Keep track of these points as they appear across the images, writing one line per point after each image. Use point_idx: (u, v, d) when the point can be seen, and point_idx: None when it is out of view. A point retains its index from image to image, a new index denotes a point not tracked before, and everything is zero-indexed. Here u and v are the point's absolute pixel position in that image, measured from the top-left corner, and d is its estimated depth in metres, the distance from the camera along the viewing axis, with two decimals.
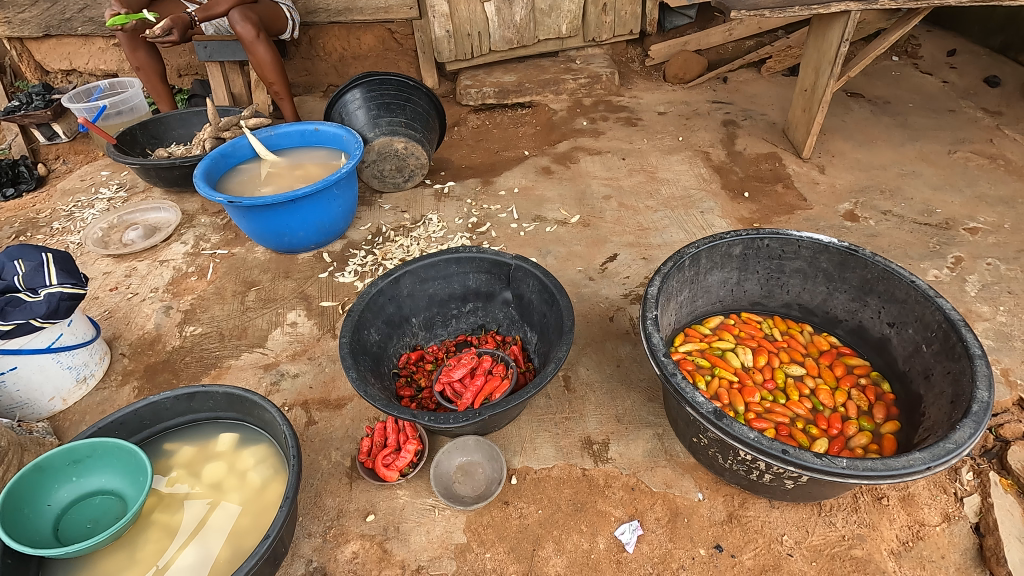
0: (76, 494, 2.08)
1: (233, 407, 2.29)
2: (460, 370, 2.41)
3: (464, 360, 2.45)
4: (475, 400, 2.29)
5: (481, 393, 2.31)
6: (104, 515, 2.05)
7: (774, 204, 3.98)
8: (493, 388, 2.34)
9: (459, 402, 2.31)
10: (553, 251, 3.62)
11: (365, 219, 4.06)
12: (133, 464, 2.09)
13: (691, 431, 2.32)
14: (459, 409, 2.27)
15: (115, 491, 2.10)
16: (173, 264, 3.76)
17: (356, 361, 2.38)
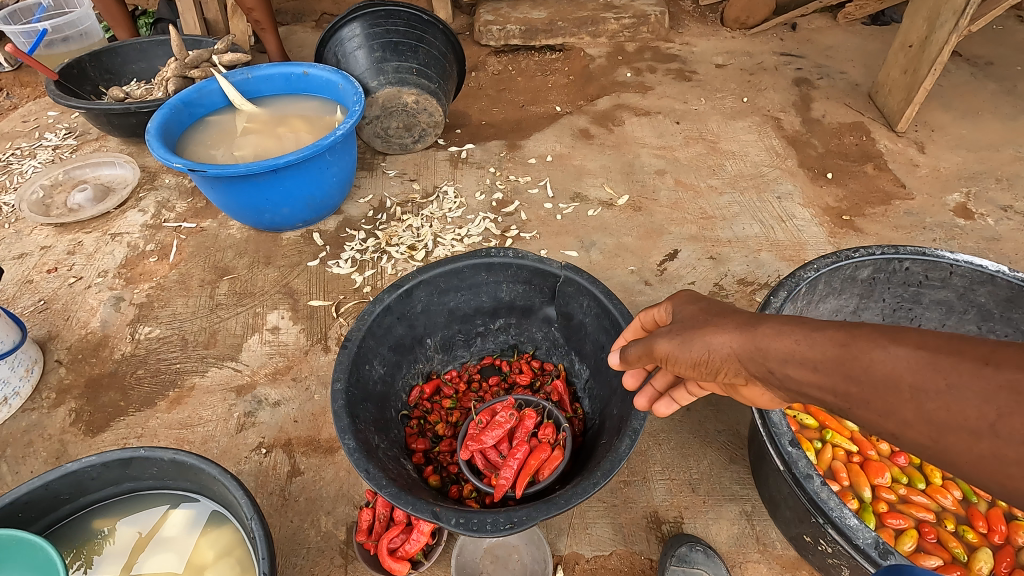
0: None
1: (185, 477, 1.67)
2: (495, 435, 1.79)
3: (498, 417, 1.83)
4: (518, 481, 1.69)
5: (528, 473, 1.70)
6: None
7: (864, 189, 3.27)
8: (540, 463, 1.75)
9: (495, 481, 1.71)
10: (598, 244, 2.94)
11: (365, 188, 3.33)
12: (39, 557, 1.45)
13: (802, 527, 1.72)
14: (495, 495, 1.67)
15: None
16: (128, 240, 3.06)
17: (354, 420, 1.73)
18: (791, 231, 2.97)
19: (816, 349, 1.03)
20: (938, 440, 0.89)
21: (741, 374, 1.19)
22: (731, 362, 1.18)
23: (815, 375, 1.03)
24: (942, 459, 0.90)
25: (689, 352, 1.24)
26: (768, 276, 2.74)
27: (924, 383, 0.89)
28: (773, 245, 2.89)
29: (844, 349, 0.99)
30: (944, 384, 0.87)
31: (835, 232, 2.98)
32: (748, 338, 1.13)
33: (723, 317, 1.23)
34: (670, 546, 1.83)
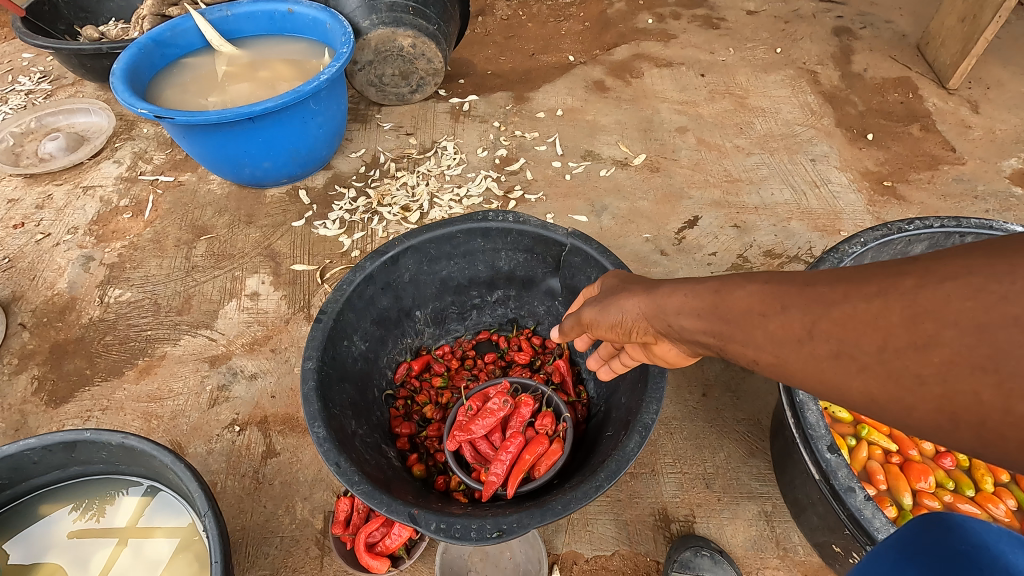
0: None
1: (137, 462, 1.49)
2: (485, 424, 1.61)
3: (489, 404, 1.65)
4: (509, 478, 1.50)
5: (521, 469, 1.51)
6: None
7: (909, 152, 2.94)
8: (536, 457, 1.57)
9: (484, 477, 1.53)
10: (610, 208, 2.68)
11: (357, 142, 3.05)
12: None
13: (831, 536, 1.52)
14: (484, 494, 1.49)
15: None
16: (101, 193, 2.83)
17: (325, 404, 1.52)
18: (825, 198, 2.67)
19: (700, 296, 0.95)
20: (775, 355, 0.81)
21: (650, 333, 1.11)
22: (640, 324, 1.11)
23: (698, 322, 0.95)
24: (781, 372, 0.82)
25: (602, 319, 1.21)
26: (799, 248, 2.47)
27: (768, 307, 0.82)
28: (805, 213, 2.60)
29: (717, 294, 0.91)
30: (779, 306, 0.80)
31: (875, 200, 2.68)
32: (649, 298, 1.07)
33: (638, 284, 1.18)
34: (676, 549, 1.64)
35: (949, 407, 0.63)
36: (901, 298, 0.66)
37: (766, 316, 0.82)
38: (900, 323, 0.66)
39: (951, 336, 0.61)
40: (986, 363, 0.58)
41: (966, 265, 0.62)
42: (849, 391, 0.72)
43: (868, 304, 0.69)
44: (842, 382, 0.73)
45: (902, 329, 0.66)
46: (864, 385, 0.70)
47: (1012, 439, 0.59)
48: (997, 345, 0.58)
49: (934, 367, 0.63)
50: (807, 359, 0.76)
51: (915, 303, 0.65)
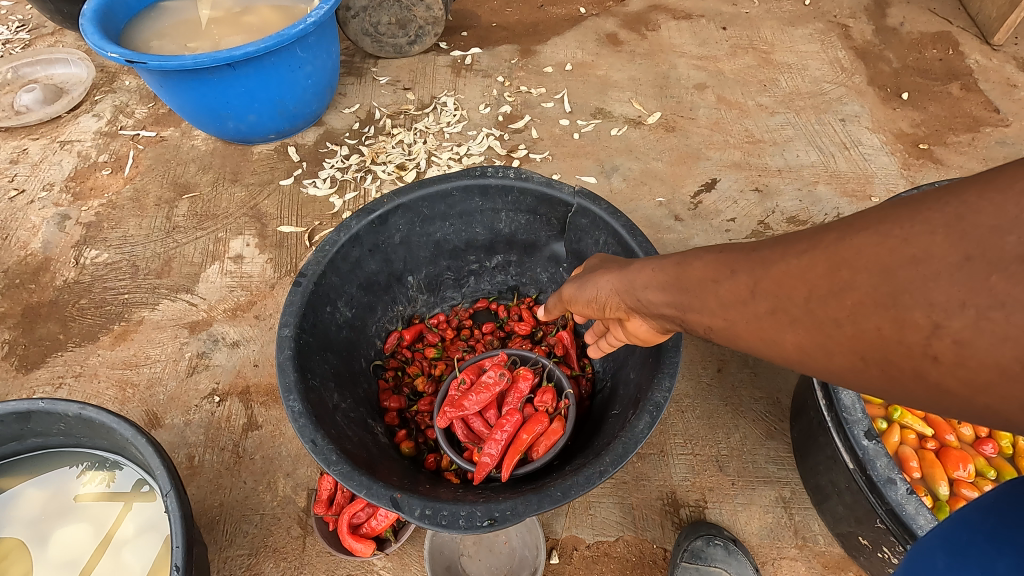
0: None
1: (99, 435, 1.36)
2: (479, 399, 1.48)
3: (483, 378, 1.51)
4: (504, 460, 1.38)
5: (517, 450, 1.39)
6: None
7: (947, 113, 2.71)
8: (534, 437, 1.44)
9: (476, 457, 1.40)
10: (621, 169, 2.48)
11: (351, 97, 2.84)
12: None
13: (858, 529, 1.37)
14: (476, 478, 1.36)
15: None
16: (79, 148, 2.66)
17: (303, 376, 1.38)
18: (855, 161, 2.47)
19: (665, 270, 0.95)
20: (725, 320, 0.79)
21: (622, 308, 1.12)
22: (614, 298, 1.12)
23: (663, 294, 0.95)
24: (734, 337, 0.80)
25: (581, 296, 1.24)
26: (825, 214, 2.29)
27: (718, 274, 0.81)
28: (833, 177, 2.40)
29: (678, 266, 0.91)
30: (728, 271, 0.79)
31: (910, 163, 2.47)
32: (621, 274, 1.09)
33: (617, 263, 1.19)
34: (685, 537, 1.52)
35: (861, 350, 0.60)
36: (826, 249, 0.63)
37: (716, 282, 0.81)
38: (817, 273, 0.64)
39: (861, 280, 0.58)
40: (887, 301, 0.56)
41: (878, 215, 0.60)
42: (784, 347, 0.70)
43: (798, 261, 0.67)
44: (776, 337, 0.71)
45: (818, 277, 0.64)
46: (796, 339, 0.68)
47: (914, 374, 0.56)
48: (898, 284, 0.55)
49: (847, 312, 0.60)
50: (748, 319, 0.75)
51: (835, 253, 0.62)
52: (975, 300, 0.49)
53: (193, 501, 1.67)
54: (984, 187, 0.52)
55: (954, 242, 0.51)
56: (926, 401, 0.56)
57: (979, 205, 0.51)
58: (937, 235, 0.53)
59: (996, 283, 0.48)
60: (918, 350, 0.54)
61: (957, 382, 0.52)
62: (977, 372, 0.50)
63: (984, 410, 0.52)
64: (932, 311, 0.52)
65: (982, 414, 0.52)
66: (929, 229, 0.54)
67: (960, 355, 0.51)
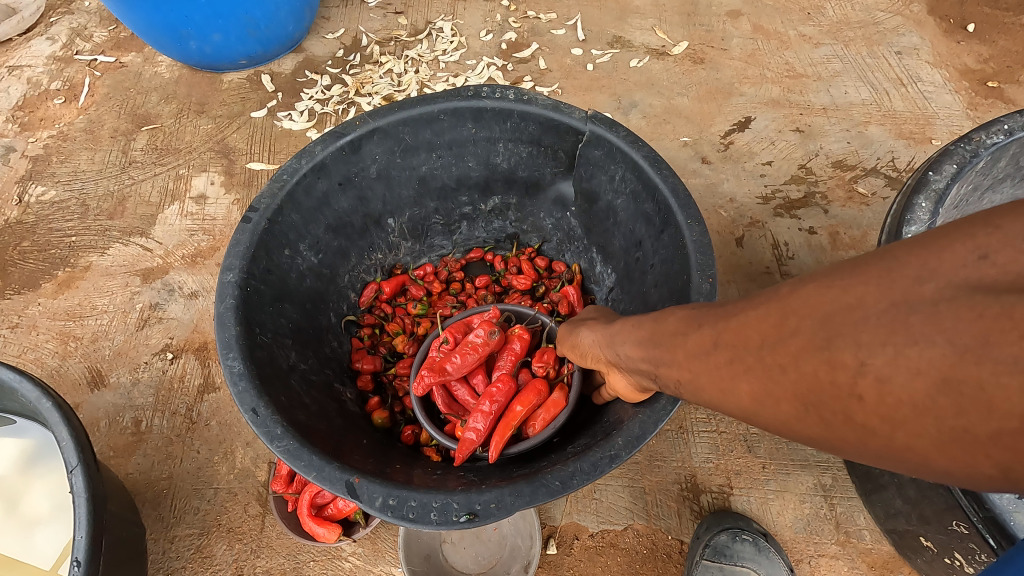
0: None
1: (6, 396, 1.14)
2: (464, 363, 1.24)
3: (472, 336, 1.26)
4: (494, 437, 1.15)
5: (509, 425, 1.15)
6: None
7: (1019, 48, 2.34)
8: (530, 411, 1.20)
9: (460, 432, 1.18)
10: (641, 105, 2.17)
11: (336, 21, 2.50)
12: None
13: (923, 528, 1.13)
14: (460, 460, 1.12)
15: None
16: (29, 75, 2.37)
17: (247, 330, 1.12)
18: (914, 99, 2.13)
19: (644, 323, 0.78)
20: (689, 373, 0.64)
21: (600, 360, 0.93)
22: (591, 351, 0.93)
23: (638, 349, 0.77)
24: (697, 393, 0.65)
25: (565, 339, 1.03)
26: (877, 158, 1.98)
27: (688, 325, 0.67)
28: (887, 117, 2.08)
29: (654, 320, 0.75)
30: (695, 323, 0.66)
31: (977, 102, 2.14)
32: (601, 328, 0.91)
33: (590, 315, 1.05)
34: (706, 529, 1.29)
35: (804, 397, 0.49)
36: (778, 297, 0.54)
37: (685, 335, 0.66)
38: (764, 320, 0.54)
39: (804, 325, 0.49)
40: (821, 344, 0.47)
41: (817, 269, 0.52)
42: (738, 399, 0.57)
43: (752, 311, 0.56)
44: (731, 387, 0.58)
45: (764, 321, 0.54)
46: (750, 387, 0.55)
47: (846, 417, 0.46)
48: (835, 325, 0.46)
49: (791, 356, 0.50)
50: (706, 371, 0.61)
51: (785, 299, 0.52)
52: (898, 335, 0.42)
53: (139, 471, 1.45)
54: (914, 245, 0.47)
55: (883, 288, 0.45)
56: (862, 448, 0.46)
57: (908, 258, 0.46)
58: (869, 284, 0.46)
59: (915, 323, 0.42)
60: (844, 390, 0.45)
61: (878, 422, 0.43)
62: (898, 413, 0.42)
63: (907, 455, 0.44)
64: (859, 348, 0.44)
65: (907, 459, 0.44)
66: (866, 274, 0.47)
67: (882, 393, 0.42)
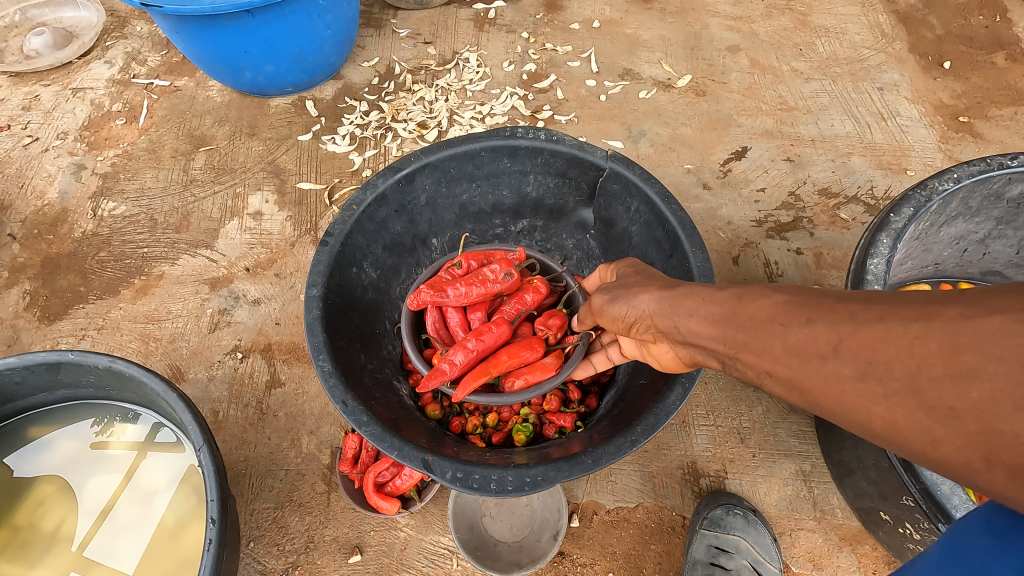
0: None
1: (128, 388, 1.37)
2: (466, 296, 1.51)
3: (483, 274, 1.53)
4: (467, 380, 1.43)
5: (483, 375, 1.44)
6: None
7: (990, 84, 2.59)
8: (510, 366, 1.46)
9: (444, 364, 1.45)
10: (649, 133, 2.41)
11: (370, 50, 2.74)
12: None
13: (881, 504, 1.38)
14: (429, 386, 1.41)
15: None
16: (91, 96, 2.59)
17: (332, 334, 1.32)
18: (892, 132, 2.38)
19: (723, 302, 0.88)
20: (795, 371, 0.75)
21: (653, 331, 1.03)
22: (645, 317, 1.02)
23: (712, 328, 0.88)
24: (796, 387, 0.76)
25: (607, 309, 1.12)
26: (858, 187, 2.23)
27: (791, 319, 0.77)
28: (868, 149, 2.33)
29: (736, 301, 0.85)
30: (804, 320, 0.75)
31: (948, 136, 2.39)
32: (660, 296, 0.99)
33: (632, 282, 1.11)
34: (704, 505, 1.54)
35: (982, 446, 0.59)
36: (943, 327, 0.61)
37: (788, 327, 0.76)
38: (927, 347, 0.62)
39: (992, 371, 0.57)
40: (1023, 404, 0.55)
41: (993, 303, 0.59)
42: (872, 416, 0.68)
43: (901, 332, 0.65)
44: (867, 404, 0.68)
45: (932, 356, 0.61)
46: (891, 408, 0.65)
47: None
48: None
49: (968, 402, 0.59)
50: (827, 373, 0.71)
51: (956, 333, 0.60)
52: None
53: None
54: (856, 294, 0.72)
55: None
56: None
57: None
58: None
59: None
60: None
61: None
62: None
63: None
64: None
65: None
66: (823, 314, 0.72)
67: None
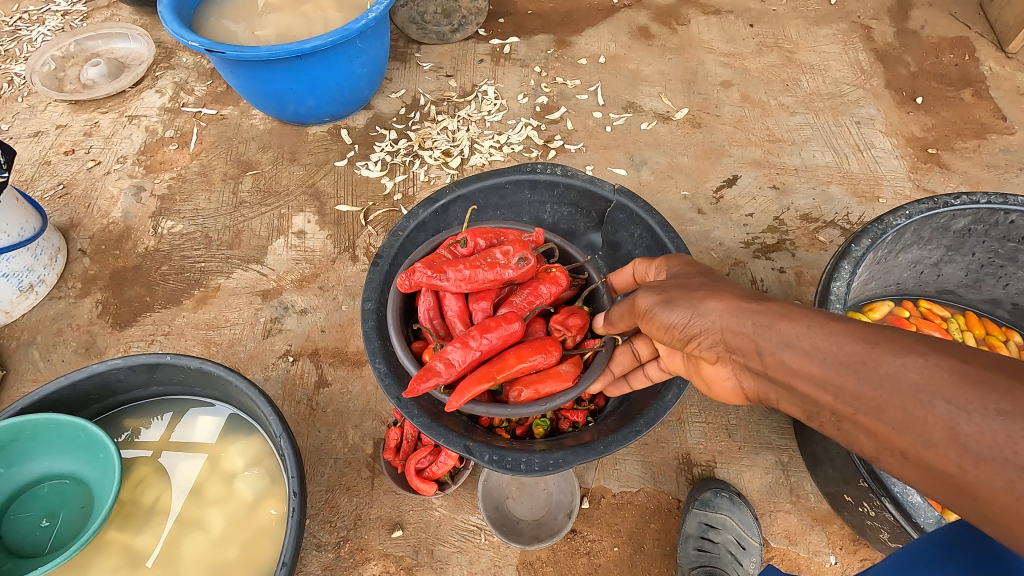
0: (13, 489, 1.40)
1: (212, 385, 1.64)
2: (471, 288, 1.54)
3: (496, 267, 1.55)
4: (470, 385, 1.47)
5: (486, 381, 1.47)
6: (63, 508, 1.41)
7: (958, 118, 2.87)
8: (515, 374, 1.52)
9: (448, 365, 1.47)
10: (650, 162, 2.69)
11: (397, 82, 3.02)
12: (84, 439, 1.41)
13: (845, 487, 1.64)
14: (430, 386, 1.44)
15: (66, 476, 1.43)
16: (146, 123, 2.87)
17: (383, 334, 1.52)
18: (867, 163, 2.66)
19: (847, 349, 0.84)
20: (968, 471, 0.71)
21: (718, 349, 1.07)
22: (710, 333, 1.06)
23: (823, 371, 0.86)
24: (956, 481, 0.74)
25: (665, 314, 1.13)
26: (835, 213, 2.50)
27: (960, 403, 0.72)
28: (845, 178, 2.61)
29: (865, 357, 0.82)
30: (980, 413, 0.70)
31: (917, 166, 2.67)
32: (740, 315, 0.99)
33: (684, 291, 1.13)
34: (696, 490, 1.80)
35: None
36: None
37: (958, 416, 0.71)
38: None
39: None
40: None
41: None
42: None
43: None
44: None
45: None
46: None
47: None
48: None
49: None
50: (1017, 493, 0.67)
51: None
52: None
53: None
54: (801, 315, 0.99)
55: None
56: None
57: None
58: None
59: None
60: None
61: None
62: None
63: None
64: None
65: None
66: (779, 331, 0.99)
67: None
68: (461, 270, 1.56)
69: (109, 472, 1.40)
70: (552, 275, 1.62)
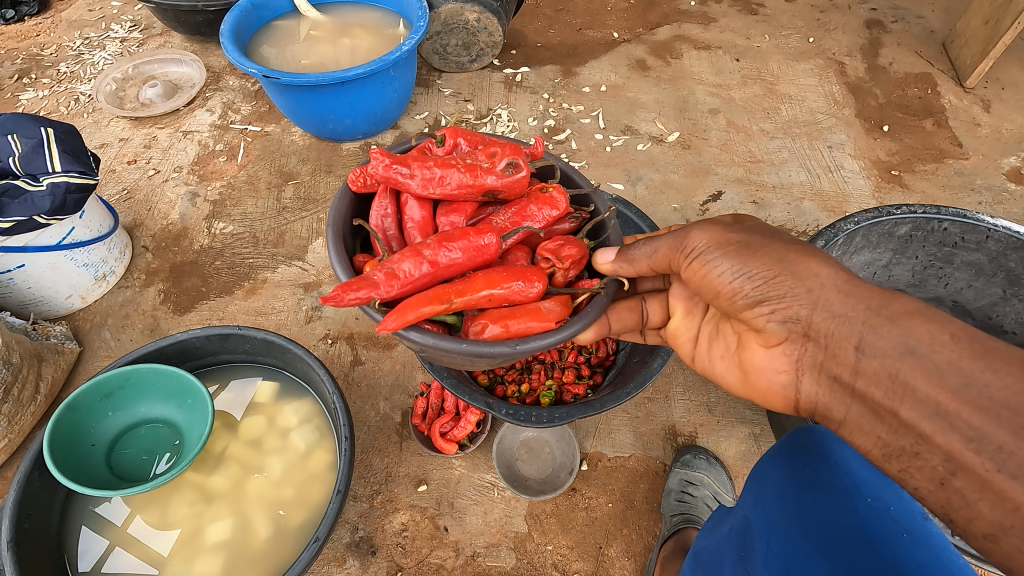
0: (120, 427, 1.70)
1: (272, 354, 1.96)
2: (438, 184, 1.55)
3: (475, 169, 1.55)
4: (417, 302, 1.38)
5: (438, 301, 1.39)
6: (160, 447, 1.71)
7: (919, 145, 3.22)
8: (477, 301, 1.44)
9: (392, 275, 1.40)
10: (645, 178, 3.04)
11: (421, 105, 3.39)
12: (179, 386, 1.72)
13: None
14: (361, 294, 1.36)
15: (159, 420, 1.74)
16: (199, 137, 3.23)
17: (365, 246, 1.70)
18: (837, 182, 3.02)
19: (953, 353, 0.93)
20: None
21: (792, 327, 1.18)
22: (798, 302, 1.14)
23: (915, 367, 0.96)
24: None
25: (721, 259, 1.25)
26: (808, 225, 2.84)
27: None
28: (817, 195, 2.95)
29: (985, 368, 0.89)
30: None
31: (881, 186, 3.02)
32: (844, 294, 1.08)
33: (768, 242, 1.21)
34: (679, 453, 2.11)
35: None
36: None
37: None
38: None
39: None
40: None
41: None
42: None
43: None
44: None
45: None
46: None
47: None
48: None
49: None
50: None
51: None
52: None
53: None
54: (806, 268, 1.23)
55: None
56: None
57: None
58: None
59: None
60: None
61: None
62: None
63: None
64: None
65: None
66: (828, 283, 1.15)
67: None
68: (429, 171, 1.55)
69: (197, 416, 1.70)
70: (548, 196, 1.59)
